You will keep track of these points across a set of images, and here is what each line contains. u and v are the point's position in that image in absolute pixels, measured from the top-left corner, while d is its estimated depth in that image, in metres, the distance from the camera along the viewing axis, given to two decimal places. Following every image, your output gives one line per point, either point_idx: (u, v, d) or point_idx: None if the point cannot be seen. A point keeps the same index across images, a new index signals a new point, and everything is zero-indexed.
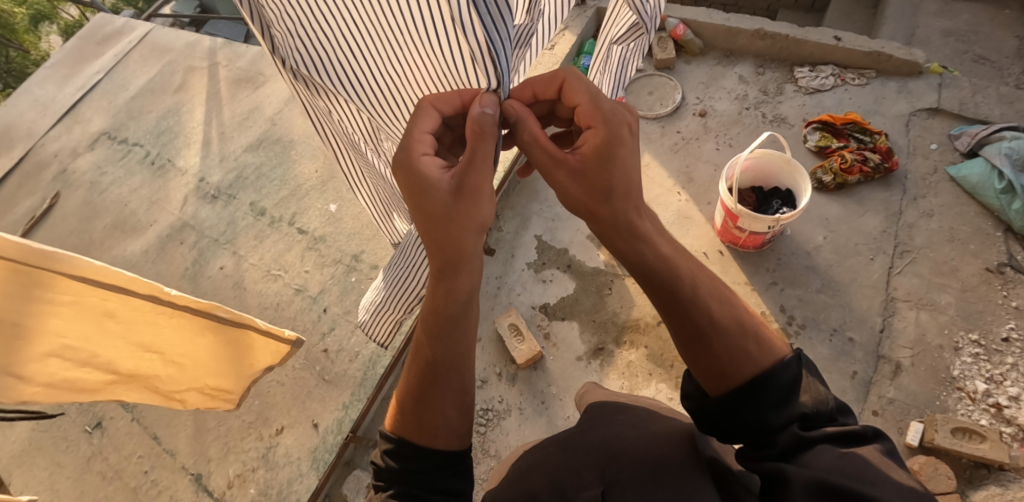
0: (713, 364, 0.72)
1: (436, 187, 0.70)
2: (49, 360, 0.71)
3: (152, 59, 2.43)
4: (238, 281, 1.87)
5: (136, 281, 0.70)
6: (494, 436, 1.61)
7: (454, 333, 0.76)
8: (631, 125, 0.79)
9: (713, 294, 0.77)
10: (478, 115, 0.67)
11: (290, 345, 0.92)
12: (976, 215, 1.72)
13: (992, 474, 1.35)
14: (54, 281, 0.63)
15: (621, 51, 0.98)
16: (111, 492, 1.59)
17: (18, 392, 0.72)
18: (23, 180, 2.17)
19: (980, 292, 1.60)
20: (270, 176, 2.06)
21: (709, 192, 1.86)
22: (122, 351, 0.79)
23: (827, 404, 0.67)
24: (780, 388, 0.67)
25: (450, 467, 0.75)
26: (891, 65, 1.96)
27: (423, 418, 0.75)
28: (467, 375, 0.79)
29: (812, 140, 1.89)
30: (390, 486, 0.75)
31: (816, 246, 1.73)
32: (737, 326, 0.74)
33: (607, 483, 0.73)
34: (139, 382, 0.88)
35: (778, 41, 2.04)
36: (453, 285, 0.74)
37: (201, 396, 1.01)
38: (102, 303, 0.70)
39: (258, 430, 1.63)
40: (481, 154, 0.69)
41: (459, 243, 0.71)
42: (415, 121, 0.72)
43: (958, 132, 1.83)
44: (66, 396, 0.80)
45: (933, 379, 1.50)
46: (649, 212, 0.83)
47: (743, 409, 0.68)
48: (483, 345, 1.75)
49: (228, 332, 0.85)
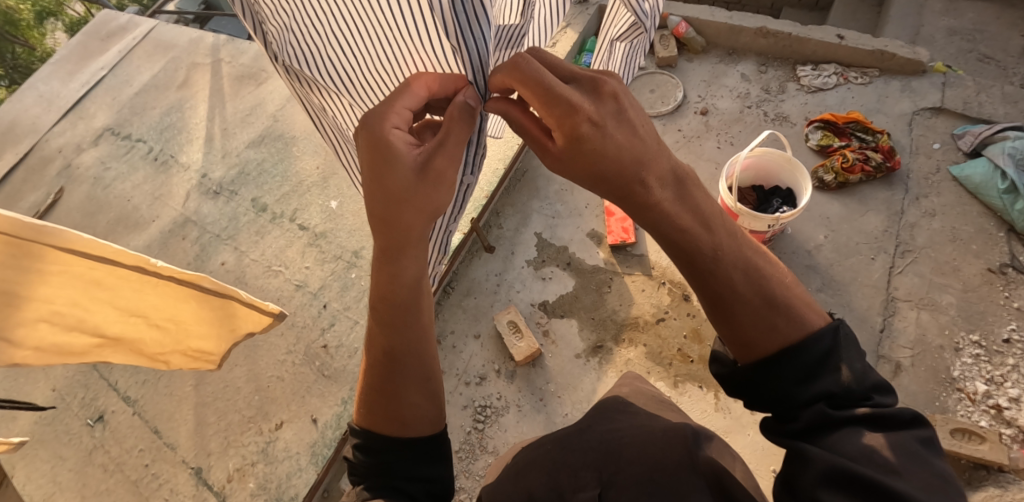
0: (741, 336, 0.72)
1: (398, 165, 0.67)
2: (38, 324, 0.74)
3: (156, 55, 2.45)
4: (238, 277, 1.88)
5: (123, 254, 0.72)
6: (492, 433, 1.61)
7: (409, 320, 0.80)
8: (592, 119, 0.68)
9: (737, 264, 0.73)
10: (460, 101, 0.69)
11: (273, 318, 0.94)
12: (978, 215, 1.71)
13: (991, 475, 1.34)
14: (43, 252, 0.64)
15: (625, 48, 0.98)
16: (112, 485, 1.60)
17: (10, 356, 0.75)
18: (28, 175, 2.19)
19: (981, 293, 1.59)
20: (272, 172, 2.07)
21: (709, 191, 1.85)
22: (110, 316, 0.81)
23: (859, 384, 0.65)
24: (805, 361, 0.67)
25: (420, 454, 0.77)
26: (894, 64, 1.95)
27: (391, 408, 0.78)
28: (429, 360, 0.82)
29: (814, 138, 1.88)
30: (363, 481, 0.77)
31: (816, 245, 1.72)
32: (762, 298, 0.71)
33: (605, 484, 0.73)
34: (125, 346, 0.91)
35: (781, 39, 2.03)
36: (398, 270, 0.76)
37: (184, 358, 1.03)
38: (90, 273, 0.72)
39: (258, 424, 1.64)
40: (455, 135, 0.68)
41: (412, 232, 0.73)
42: (397, 96, 0.68)
43: (961, 131, 1.82)
44: (54, 359, 0.83)
45: (932, 379, 1.49)
46: (665, 178, 0.75)
47: (764, 381, 0.70)
48: (483, 342, 1.75)
49: (211, 301, 0.88)
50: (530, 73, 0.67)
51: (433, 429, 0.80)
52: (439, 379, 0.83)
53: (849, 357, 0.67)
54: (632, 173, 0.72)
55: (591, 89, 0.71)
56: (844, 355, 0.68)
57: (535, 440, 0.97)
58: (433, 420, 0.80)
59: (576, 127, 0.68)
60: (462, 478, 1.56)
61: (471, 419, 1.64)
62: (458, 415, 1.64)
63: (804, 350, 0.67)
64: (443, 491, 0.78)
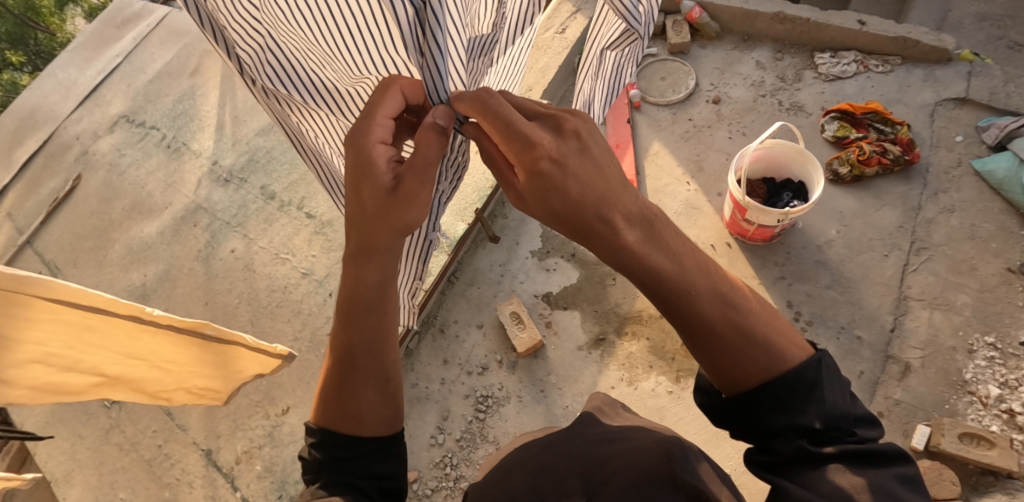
0: (721, 367, 0.70)
1: (377, 177, 0.70)
2: (32, 365, 0.75)
3: (169, 42, 2.45)
4: (248, 264, 1.91)
5: (115, 303, 0.73)
6: (493, 422, 1.63)
7: (367, 320, 0.82)
8: (551, 157, 0.67)
9: (715, 300, 0.72)
10: (430, 122, 0.67)
11: (281, 360, 1.01)
12: (1000, 212, 1.64)
13: (999, 482, 1.31)
14: (30, 301, 0.65)
15: (615, 57, 0.91)
16: (127, 463, 1.66)
17: (6, 395, 0.77)
18: (47, 161, 2.24)
19: (999, 294, 1.54)
20: (281, 159, 2.09)
21: (719, 182, 1.81)
22: (107, 357, 0.84)
23: (842, 418, 0.64)
24: (787, 395, 0.66)
25: (378, 452, 0.80)
26: (918, 51, 1.86)
27: (347, 406, 0.81)
28: (387, 361, 0.85)
29: (830, 129, 1.82)
30: (316, 477, 0.79)
31: (827, 240, 1.67)
32: (738, 335, 0.69)
33: (589, 495, 0.72)
34: (124, 384, 0.95)
35: (798, 25, 1.95)
36: (362, 270, 0.79)
37: (189, 395, 1.09)
38: (83, 319, 0.73)
39: (265, 408, 1.69)
40: (424, 154, 0.67)
41: (377, 246, 0.76)
42: (376, 105, 0.69)
43: (986, 123, 1.73)
44: (49, 397, 0.85)
45: (943, 382, 1.45)
46: (635, 219, 0.74)
47: (745, 416, 0.68)
48: (485, 332, 1.76)
49: (213, 347, 0.92)
50: (495, 108, 0.65)
51: (389, 429, 0.83)
52: (397, 379, 0.86)
53: (832, 389, 0.66)
54: (593, 215, 0.70)
55: (552, 126, 0.70)
56: (828, 388, 0.66)
57: (528, 441, 0.96)
58: (390, 420, 0.83)
59: (535, 163, 0.67)
60: (462, 466, 1.58)
61: (472, 409, 1.65)
62: (459, 404, 1.66)
63: (780, 382, 0.66)
64: (396, 489, 0.80)
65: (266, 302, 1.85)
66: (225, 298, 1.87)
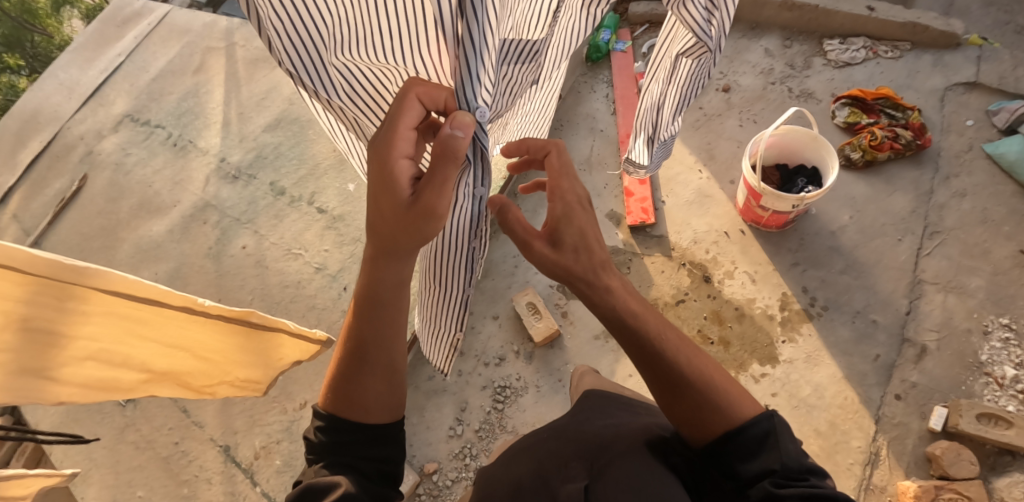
0: (691, 413, 0.73)
1: (399, 191, 0.71)
2: (85, 362, 0.76)
3: (171, 40, 2.43)
4: (260, 260, 1.91)
5: (170, 294, 0.72)
6: (511, 413, 1.63)
7: (379, 315, 0.83)
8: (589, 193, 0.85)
9: (681, 347, 0.77)
10: (445, 134, 0.62)
11: (320, 344, 0.98)
12: (1011, 195, 1.66)
13: (1016, 461, 1.34)
14: (87, 294, 0.64)
15: (691, 65, 0.90)
16: (143, 461, 1.66)
17: (59, 392, 0.76)
18: (52, 163, 2.22)
19: (1012, 276, 1.55)
20: (289, 154, 2.08)
21: (731, 170, 1.82)
22: (154, 351, 0.83)
23: (798, 463, 0.64)
24: (745, 443, 0.67)
25: (380, 437, 0.82)
26: (927, 37, 1.87)
27: (353, 393, 0.83)
28: (396, 355, 0.86)
29: (841, 116, 1.82)
30: (321, 459, 0.82)
31: (841, 226, 1.68)
32: (700, 381, 0.74)
33: (593, 477, 0.69)
34: (171, 379, 0.94)
35: (807, 12, 1.95)
36: (382, 270, 0.80)
37: (232, 388, 1.08)
38: (135, 312, 0.72)
39: (281, 404, 1.69)
40: (441, 172, 0.66)
41: (396, 247, 0.77)
42: (398, 115, 0.66)
43: (997, 107, 1.75)
44: (102, 394, 0.86)
45: (959, 364, 1.47)
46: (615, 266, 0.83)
47: (717, 475, 0.69)
48: (500, 322, 1.76)
49: (258, 333, 0.90)
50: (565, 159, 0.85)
51: (392, 417, 0.85)
52: (404, 373, 0.87)
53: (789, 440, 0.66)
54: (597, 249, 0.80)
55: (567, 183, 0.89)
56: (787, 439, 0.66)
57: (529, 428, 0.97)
58: (393, 409, 0.85)
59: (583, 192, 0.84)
60: (481, 457, 1.58)
61: (491, 400, 1.65)
62: (477, 395, 1.66)
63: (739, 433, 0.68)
64: (394, 473, 0.83)
65: (279, 297, 1.84)
66: (237, 293, 1.86)
